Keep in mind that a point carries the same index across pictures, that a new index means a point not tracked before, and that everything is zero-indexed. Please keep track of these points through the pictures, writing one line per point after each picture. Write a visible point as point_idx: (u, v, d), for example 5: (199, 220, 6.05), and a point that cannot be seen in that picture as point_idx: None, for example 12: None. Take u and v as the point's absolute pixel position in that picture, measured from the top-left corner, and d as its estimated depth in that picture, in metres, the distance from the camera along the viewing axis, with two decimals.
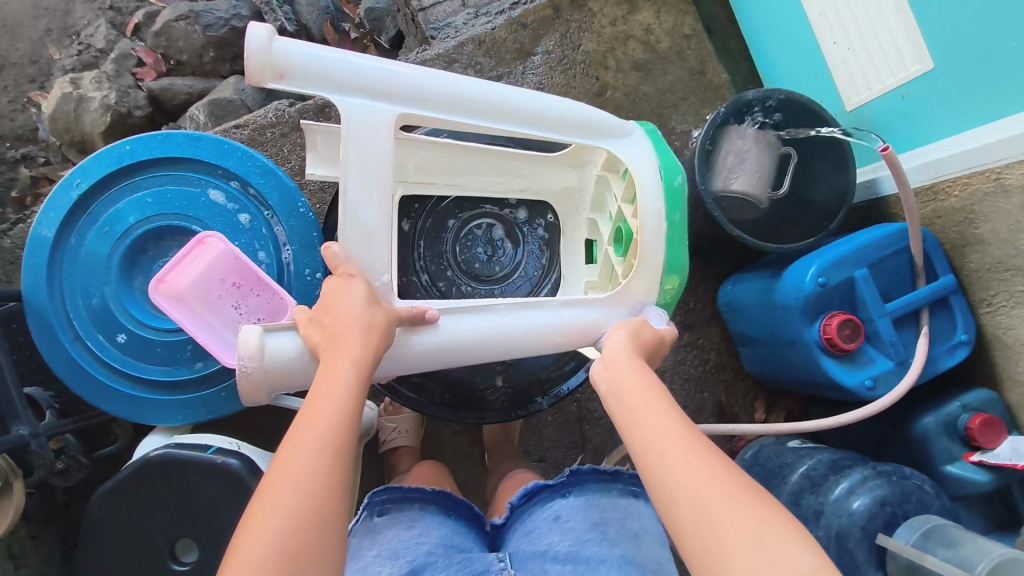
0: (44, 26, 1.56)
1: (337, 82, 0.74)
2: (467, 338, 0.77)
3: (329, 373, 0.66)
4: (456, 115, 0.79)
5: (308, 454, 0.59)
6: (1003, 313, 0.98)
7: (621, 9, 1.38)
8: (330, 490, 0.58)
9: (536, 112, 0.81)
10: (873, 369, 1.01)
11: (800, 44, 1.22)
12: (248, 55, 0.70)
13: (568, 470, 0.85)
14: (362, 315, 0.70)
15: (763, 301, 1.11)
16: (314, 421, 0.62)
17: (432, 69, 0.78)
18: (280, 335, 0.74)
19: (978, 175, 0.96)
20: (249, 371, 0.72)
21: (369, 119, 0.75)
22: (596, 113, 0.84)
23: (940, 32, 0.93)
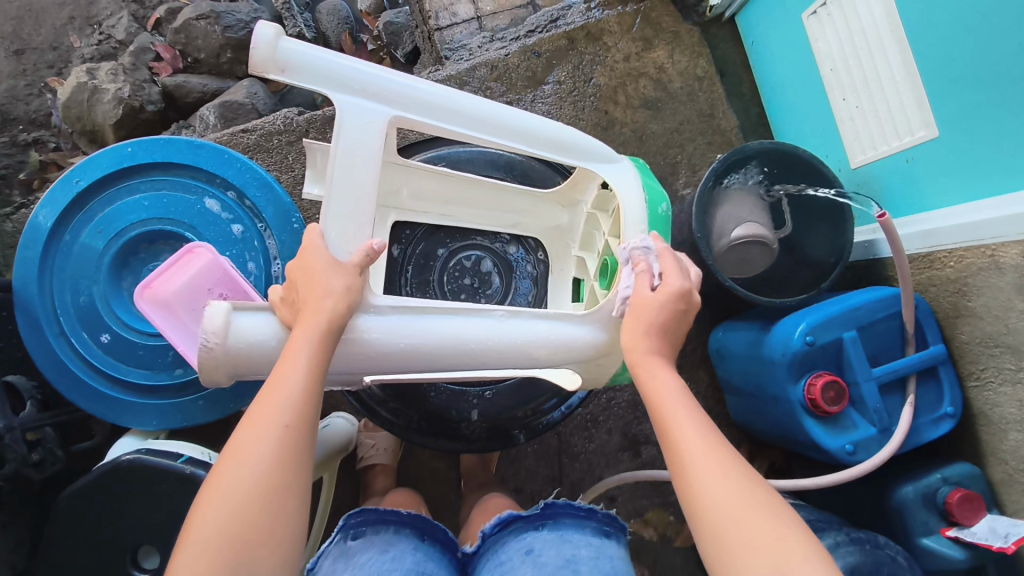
0: (67, 14, 1.58)
1: (335, 84, 0.73)
2: (415, 340, 0.72)
3: (287, 353, 0.65)
4: (450, 126, 0.78)
5: (262, 435, 0.60)
6: (990, 389, 0.96)
7: (636, 46, 1.38)
8: (281, 471, 0.59)
9: (527, 133, 0.80)
10: (854, 434, 0.99)
11: (810, 97, 1.22)
12: (254, 48, 0.69)
13: (541, 503, 0.83)
14: (337, 294, 0.69)
15: (751, 353, 1.10)
16: (271, 404, 0.61)
17: (432, 83, 0.78)
18: (248, 316, 0.70)
19: (974, 249, 0.95)
20: (211, 346, 0.67)
21: (363, 124, 0.75)
22: (587, 140, 0.83)
23: (947, 103, 0.93)
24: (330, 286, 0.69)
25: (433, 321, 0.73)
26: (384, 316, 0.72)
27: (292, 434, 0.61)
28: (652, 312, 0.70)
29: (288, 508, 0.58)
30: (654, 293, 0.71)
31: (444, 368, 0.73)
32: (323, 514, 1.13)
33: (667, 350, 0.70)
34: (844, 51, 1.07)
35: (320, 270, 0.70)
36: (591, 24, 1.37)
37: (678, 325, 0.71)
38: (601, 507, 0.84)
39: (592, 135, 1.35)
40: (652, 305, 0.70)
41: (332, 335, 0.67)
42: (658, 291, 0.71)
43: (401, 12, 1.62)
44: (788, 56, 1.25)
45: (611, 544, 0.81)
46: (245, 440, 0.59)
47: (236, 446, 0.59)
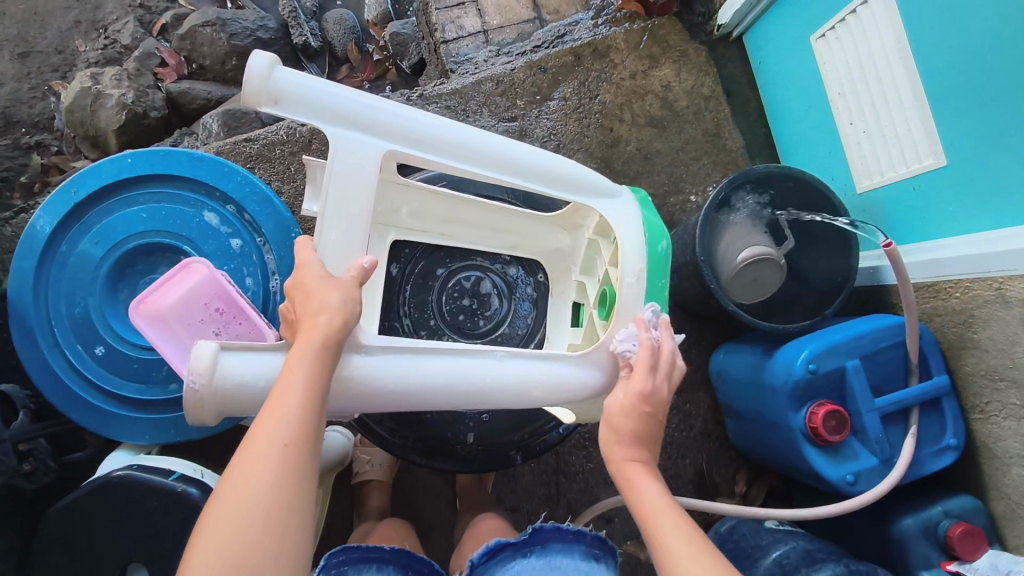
0: (73, 17, 1.58)
1: (329, 115, 0.73)
2: (409, 378, 0.72)
3: (286, 373, 0.64)
4: (446, 160, 0.77)
5: (262, 456, 0.58)
6: (994, 423, 0.95)
7: (642, 63, 1.37)
8: (283, 493, 0.57)
9: (525, 167, 0.80)
10: (856, 464, 0.98)
11: (817, 120, 1.21)
12: (246, 80, 0.69)
13: (529, 528, 0.81)
14: (333, 308, 0.67)
15: (753, 378, 1.09)
16: (270, 424, 0.60)
17: (430, 113, 0.77)
18: (239, 356, 0.69)
19: (980, 281, 0.94)
20: (197, 387, 0.67)
21: (357, 155, 0.75)
22: (586, 173, 0.82)
23: (955, 133, 0.92)
24: (326, 301, 0.68)
25: (427, 360, 0.73)
26: (376, 356, 0.72)
27: (292, 453, 0.59)
28: (623, 418, 0.70)
29: (292, 528, 0.57)
30: (619, 396, 0.71)
31: (436, 404, 0.74)
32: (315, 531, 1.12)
33: (647, 455, 0.70)
34: (852, 76, 1.07)
35: (314, 286, 0.69)
36: (598, 41, 1.37)
37: (649, 428, 0.71)
38: (589, 530, 0.83)
39: (596, 152, 1.34)
40: (619, 411, 0.70)
41: (329, 352, 0.66)
42: (624, 392, 0.71)
43: (407, 23, 1.62)
44: (796, 79, 1.25)
45: (600, 568, 0.79)
46: (245, 463, 0.58)
47: (236, 468, 0.58)
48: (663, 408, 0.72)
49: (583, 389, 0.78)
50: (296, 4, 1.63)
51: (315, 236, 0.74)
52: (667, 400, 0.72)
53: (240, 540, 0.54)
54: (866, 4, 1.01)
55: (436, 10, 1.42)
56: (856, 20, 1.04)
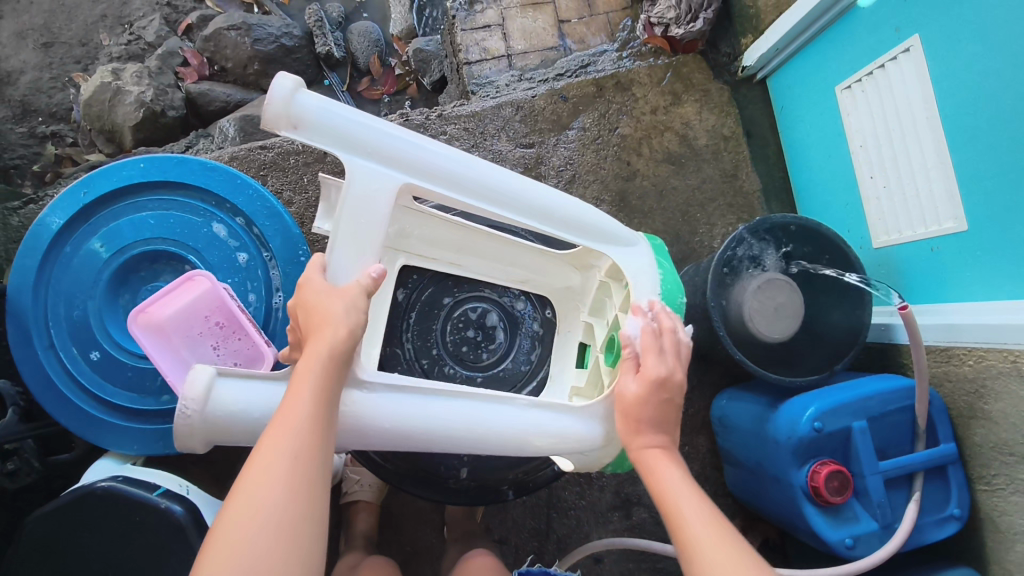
0: (100, 11, 1.57)
1: (349, 143, 0.72)
2: (409, 420, 0.71)
3: (293, 385, 0.62)
4: (459, 198, 0.76)
5: (273, 467, 0.56)
6: (1000, 496, 0.93)
7: (664, 99, 1.37)
8: (296, 504, 0.56)
9: (539, 208, 0.78)
10: (855, 527, 0.95)
11: (837, 171, 1.20)
12: (268, 102, 0.68)
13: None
14: (338, 320, 0.65)
15: (756, 428, 1.07)
16: (277, 436, 0.58)
17: (449, 147, 0.76)
18: (234, 382, 0.68)
19: (995, 352, 0.92)
20: (189, 414, 0.65)
21: (371, 185, 0.74)
22: (601, 219, 0.82)
23: (979, 198, 0.90)
24: (331, 312, 0.66)
25: (430, 404, 0.72)
26: (375, 394, 0.71)
27: (301, 466, 0.57)
28: (639, 407, 0.71)
29: (303, 541, 0.55)
30: (633, 386, 0.73)
31: (433, 448, 0.73)
32: None
33: (666, 437, 0.73)
34: (876, 130, 1.06)
35: (314, 301, 0.67)
36: (621, 74, 1.36)
37: (666, 413, 0.72)
38: None
39: (611, 185, 1.33)
40: (633, 400, 0.72)
41: (337, 365, 0.64)
42: (639, 384, 0.72)
43: (432, 40, 1.60)
44: (817, 127, 1.24)
45: None
46: (254, 475, 0.56)
47: (244, 481, 0.56)
48: (678, 392, 0.73)
49: (583, 442, 0.76)
50: (322, 13, 1.63)
51: (328, 251, 0.73)
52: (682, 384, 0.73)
53: (254, 552, 0.52)
54: (896, 59, 1.01)
55: (461, 31, 1.42)
56: (884, 74, 1.03)
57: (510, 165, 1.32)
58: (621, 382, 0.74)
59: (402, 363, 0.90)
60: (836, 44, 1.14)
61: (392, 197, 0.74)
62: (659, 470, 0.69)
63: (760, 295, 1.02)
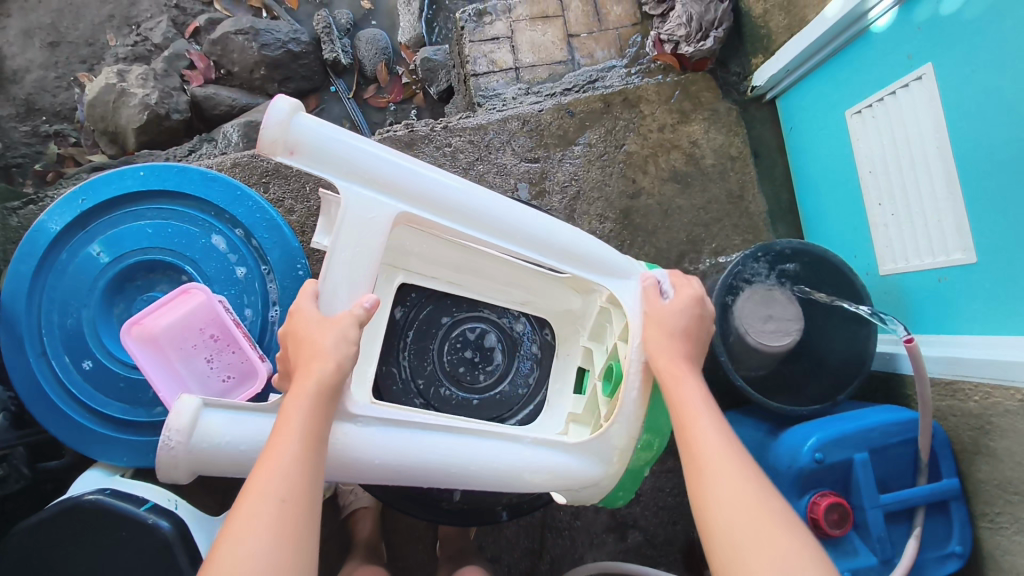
0: (107, 12, 1.56)
1: (344, 169, 0.71)
2: (397, 454, 0.70)
3: (279, 428, 0.61)
4: (455, 226, 0.76)
5: (259, 512, 0.55)
6: (1003, 535, 0.91)
7: (672, 117, 1.35)
8: (282, 551, 0.54)
9: (536, 237, 0.78)
10: (855, 561, 0.93)
11: (845, 197, 1.19)
12: (264, 126, 0.68)
13: None
14: (327, 353, 0.65)
15: (756, 456, 1.05)
16: (262, 480, 0.57)
17: (446, 173, 0.76)
18: (220, 415, 0.67)
19: (1002, 388, 0.90)
20: (172, 446, 0.65)
21: (367, 211, 0.73)
22: (597, 249, 0.81)
23: (992, 231, 0.89)
24: (321, 346, 0.65)
25: (419, 437, 0.71)
26: (363, 423, 0.70)
27: (289, 510, 0.56)
28: (671, 317, 0.76)
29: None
30: (668, 303, 0.78)
31: (418, 483, 0.72)
32: None
33: (693, 353, 0.75)
34: (886, 157, 1.04)
35: (306, 333, 0.67)
36: (629, 91, 1.35)
37: (697, 334, 0.77)
38: None
39: (616, 202, 1.32)
40: (669, 312, 0.77)
41: (325, 402, 0.63)
42: (674, 300, 0.78)
43: (439, 49, 1.59)
44: (826, 151, 1.23)
45: None
46: (240, 522, 0.54)
47: (229, 529, 0.54)
48: (710, 316, 0.78)
49: (573, 478, 0.76)
50: (330, 20, 1.62)
51: (320, 278, 0.72)
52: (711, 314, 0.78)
53: None
54: (907, 86, 0.99)
55: (469, 42, 1.41)
56: (896, 101, 1.02)
57: (514, 179, 1.31)
58: (650, 303, 0.79)
59: (398, 382, 0.89)
60: (847, 68, 1.13)
61: (388, 225, 0.73)
62: (680, 392, 0.71)
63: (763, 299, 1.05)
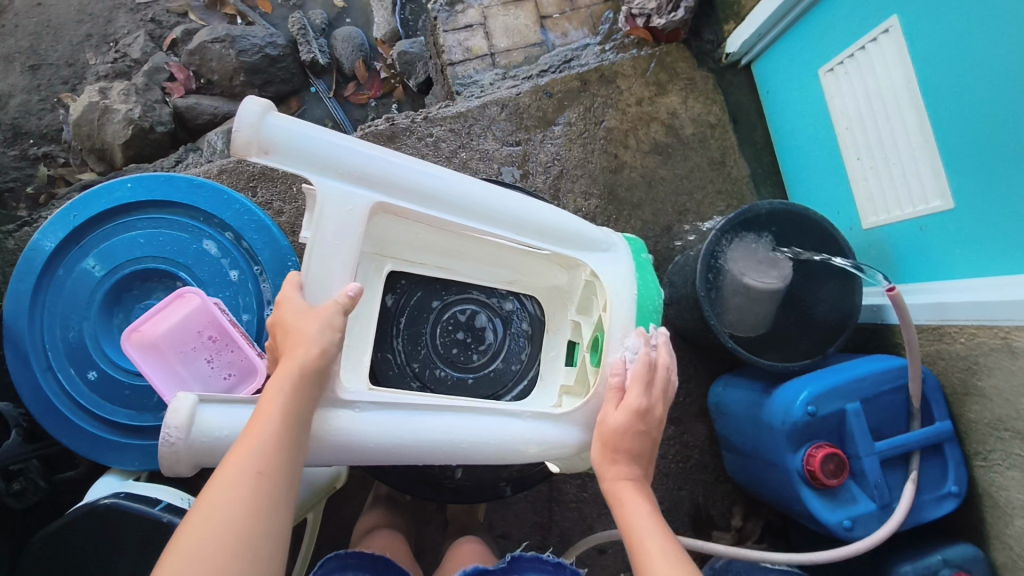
0: (85, 31, 1.58)
1: (319, 163, 0.73)
2: (394, 433, 0.73)
3: (263, 405, 0.63)
4: (432, 211, 0.77)
5: (231, 485, 0.57)
6: (997, 472, 0.93)
7: (649, 90, 1.37)
8: (251, 522, 0.56)
9: (510, 216, 0.79)
10: (854, 509, 0.96)
11: (823, 154, 1.20)
12: (237, 129, 0.70)
13: (508, 557, 0.80)
14: (311, 339, 0.67)
15: (752, 415, 1.07)
16: (243, 451, 0.59)
17: (419, 161, 0.77)
18: (217, 408, 0.70)
19: (985, 328, 0.92)
20: (174, 442, 0.67)
21: (344, 204, 0.75)
22: (575, 224, 0.83)
23: (965, 177, 0.90)
24: (306, 333, 0.67)
25: (415, 416, 0.73)
26: (360, 406, 0.72)
27: (264, 483, 0.58)
28: (618, 438, 0.73)
29: (263, 554, 0.55)
30: (615, 416, 0.74)
31: (418, 460, 0.74)
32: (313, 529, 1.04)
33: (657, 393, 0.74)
34: (860, 112, 1.05)
35: (294, 321, 0.69)
36: (604, 67, 1.37)
37: (642, 445, 0.74)
38: (569, 564, 0.80)
39: (599, 178, 1.33)
40: (615, 430, 0.73)
41: (307, 385, 0.65)
42: (621, 411, 0.73)
43: (415, 42, 1.61)
44: (801, 112, 1.24)
45: None
46: (214, 492, 0.56)
47: (205, 497, 0.56)
48: (656, 427, 0.75)
49: (569, 444, 0.78)
50: (305, 21, 1.63)
51: (304, 269, 0.74)
52: (661, 419, 0.75)
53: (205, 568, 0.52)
54: (877, 40, 1.00)
55: (443, 32, 1.42)
56: (866, 56, 1.03)
57: (498, 163, 1.32)
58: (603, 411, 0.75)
59: (395, 369, 0.92)
60: (818, 28, 1.14)
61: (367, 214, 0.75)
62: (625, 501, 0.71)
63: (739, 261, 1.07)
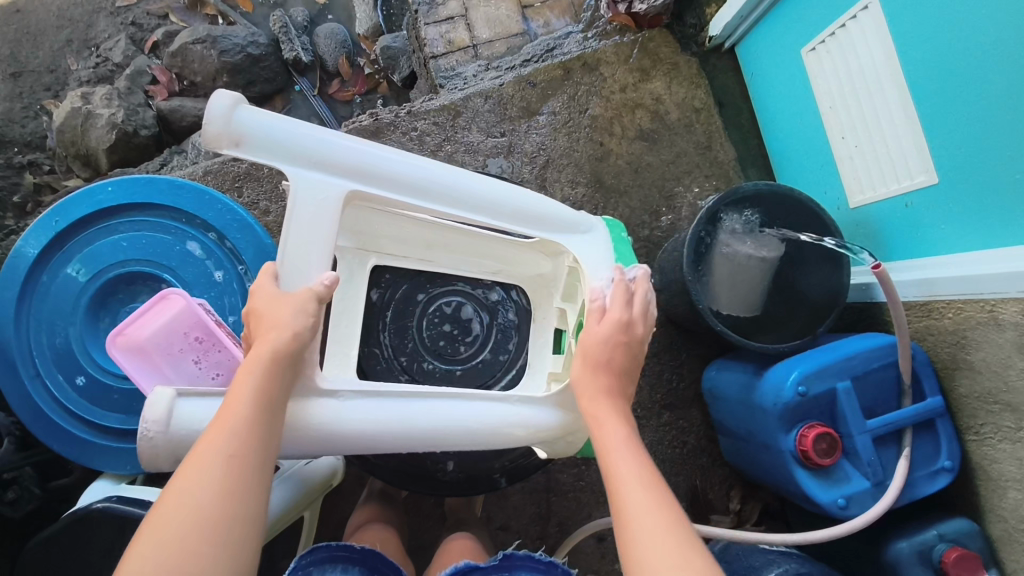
0: (65, 36, 1.57)
1: (293, 155, 0.73)
2: (382, 424, 0.73)
3: (234, 389, 0.63)
4: (410, 199, 0.77)
5: (203, 466, 0.57)
6: (989, 445, 0.93)
7: (633, 76, 1.36)
8: (225, 502, 0.56)
9: (486, 201, 0.79)
10: (848, 487, 0.96)
11: (808, 134, 1.20)
12: (206, 122, 0.69)
13: (500, 553, 0.78)
14: (285, 324, 0.68)
15: (743, 397, 1.07)
16: (214, 436, 0.59)
17: (395, 150, 0.77)
18: (197, 402, 0.70)
19: (973, 303, 0.92)
20: (152, 435, 0.67)
21: (319, 194, 0.74)
22: (556, 209, 0.82)
23: (948, 151, 0.90)
24: (280, 319, 0.68)
25: (402, 405, 0.73)
26: (344, 401, 0.72)
27: (237, 464, 0.58)
28: (600, 346, 0.75)
29: (236, 535, 0.56)
30: (599, 327, 0.76)
31: (406, 449, 0.74)
32: (308, 531, 1.06)
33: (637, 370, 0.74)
34: (843, 90, 1.05)
35: (268, 308, 0.69)
36: (587, 55, 1.36)
37: (625, 356, 0.76)
38: (561, 563, 0.77)
39: (586, 167, 1.33)
40: (598, 340, 0.75)
41: (279, 370, 0.66)
42: (602, 325, 0.76)
43: (398, 36, 1.60)
44: (785, 93, 1.24)
45: None
46: (187, 474, 0.57)
47: (177, 480, 0.56)
48: (637, 343, 0.77)
49: (555, 432, 0.78)
50: (287, 19, 1.62)
51: (279, 258, 0.73)
52: (642, 336, 0.78)
53: (178, 546, 0.53)
54: (856, 18, 1.00)
55: (425, 25, 1.41)
56: (846, 33, 1.02)
57: (483, 155, 1.32)
58: (586, 328, 0.77)
59: (382, 364, 0.92)
60: (798, 8, 1.13)
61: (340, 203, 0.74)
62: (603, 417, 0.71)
63: (725, 248, 1.07)
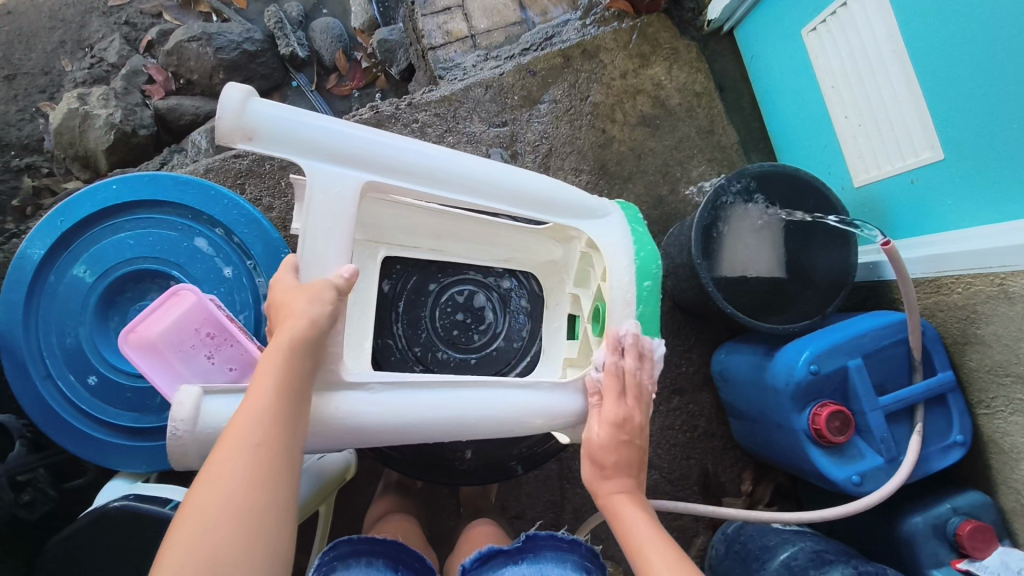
0: (58, 37, 1.55)
1: (304, 146, 0.72)
2: (400, 413, 0.73)
3: (256, 380, 0.63)
4: (423, 188, 0.77)
5: (232, 456, 0.57)
6: (1001, 418, 0.94)
7: (632, 62, 1.36)
8: (255, 491, 0.56)
9: (499, 188, 0.79)
10: (862, 464, 0.96)
11: (811, 114, 1.20)
12: (219, 116, 0.69)
13: (522, 535, 0.78)
14: (300, 312, 0.67)
15: (754, 379, 1.08)
16: (240, 426, 0.59)
17: (406, 139, 0.77)
18: (222, 399, 0.70)
19: (982, 277, 0.93)
20: (180, 435, 0.67)
21: (335, 185, 0.74)
22: (566, 193, 0.82)
23: (954, 124, 0.90)
24: (298, 309, 0.68)
25: (421, 392, 0.73)
26: (362, 392, 0.72)
27: (264, 452, 0.58)
28: (604, 450, 0.75)
29: (268, 523, 0.56)
30: (596, 431, 0.75)
31: (425, 436, 0.75)
32: (325, 527, 1.06)
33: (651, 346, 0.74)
34: (845, 69, 1.05)
35: (285, 300, 0.69)
36: (586, 42, 1.36)
37: (629, 453, 0.75)
38: (584, 541, 0.79)
39: (589, 154, 1.32)
40: (598, 445, 0.75)
41: (299, 357, 0.65)
42: (597, 429, 0.75)
43: (394, 29, 1.60)
44: (786, 74, 1.24)
45: None
46: (216, 464, 0.57)
47: (206, 471, 0.56)
48: (638, 433, 0.76)
49: (571, 415, 0.79)
50: (282, 14, 1.61)
51: (298, 251, 0.73)
52: (642, 425, 0.76)
53: (212, 534, 0.53)
54: None
55: (422, 16, 1.40)
56: (847, 12, 1.02)
57: (486, 145, 1.31)
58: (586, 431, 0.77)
59: (396, 354, 0.92)
60: None
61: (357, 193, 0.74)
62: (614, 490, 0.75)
63: (732, 224, 1.08)
